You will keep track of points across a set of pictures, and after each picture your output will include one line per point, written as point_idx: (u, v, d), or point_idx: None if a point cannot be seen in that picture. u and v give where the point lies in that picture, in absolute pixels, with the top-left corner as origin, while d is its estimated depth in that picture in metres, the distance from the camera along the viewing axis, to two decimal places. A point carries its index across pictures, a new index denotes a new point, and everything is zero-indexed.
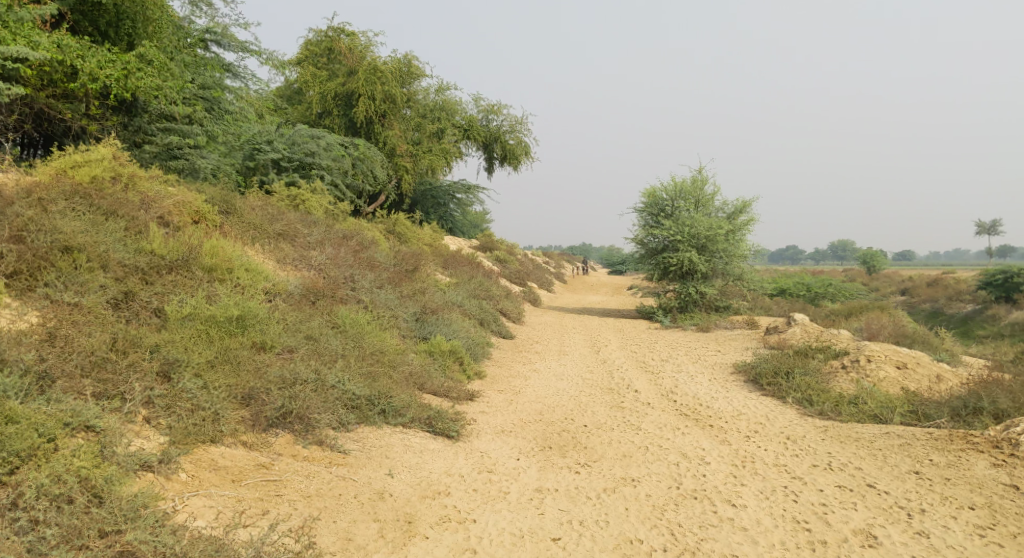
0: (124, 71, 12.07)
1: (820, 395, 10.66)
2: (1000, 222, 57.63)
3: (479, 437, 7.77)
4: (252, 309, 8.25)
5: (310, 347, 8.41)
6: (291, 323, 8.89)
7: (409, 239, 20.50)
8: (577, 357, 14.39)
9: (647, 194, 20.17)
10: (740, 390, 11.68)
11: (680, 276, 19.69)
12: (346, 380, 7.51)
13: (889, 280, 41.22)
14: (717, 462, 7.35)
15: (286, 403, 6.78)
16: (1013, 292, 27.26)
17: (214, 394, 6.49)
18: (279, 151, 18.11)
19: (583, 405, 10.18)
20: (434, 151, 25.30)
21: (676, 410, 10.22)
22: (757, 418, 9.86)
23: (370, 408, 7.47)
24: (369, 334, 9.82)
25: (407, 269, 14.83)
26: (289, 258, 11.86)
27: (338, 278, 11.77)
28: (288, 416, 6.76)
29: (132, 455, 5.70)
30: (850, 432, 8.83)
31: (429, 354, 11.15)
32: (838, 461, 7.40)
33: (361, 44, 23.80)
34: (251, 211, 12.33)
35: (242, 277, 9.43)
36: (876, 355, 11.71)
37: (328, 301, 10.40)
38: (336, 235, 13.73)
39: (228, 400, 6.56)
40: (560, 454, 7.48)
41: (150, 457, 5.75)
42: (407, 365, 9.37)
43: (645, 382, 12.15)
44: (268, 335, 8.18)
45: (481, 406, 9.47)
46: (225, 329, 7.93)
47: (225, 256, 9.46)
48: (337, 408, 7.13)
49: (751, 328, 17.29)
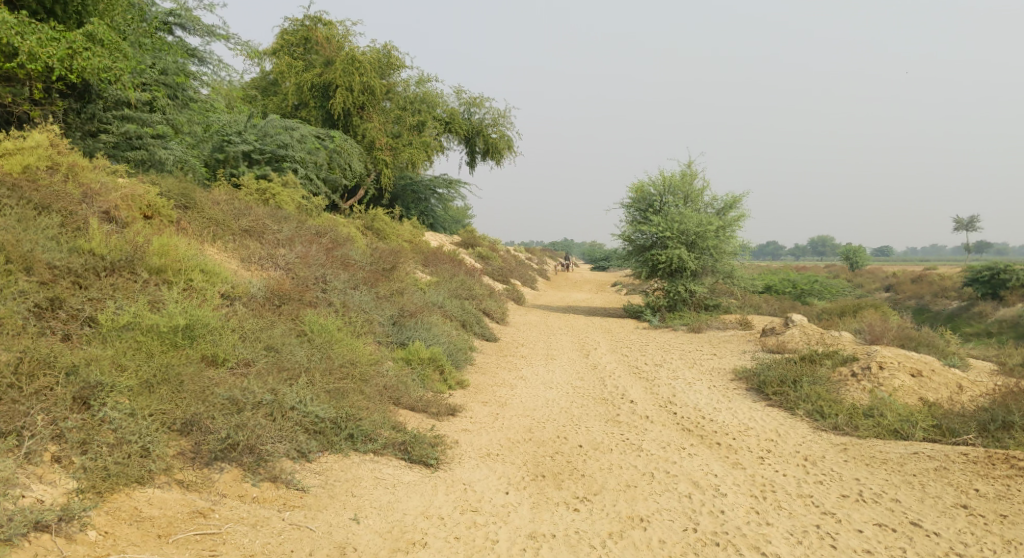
0: (70, 50, 10.94)
1: (833, 407, 9.78)
2: (978, 218, 57.42)
3: (461, 464, 6.78)
4: (202, 317, 7.23)
5: (270, 359, 7.39)
6: (250, 331, 7.86)
7: (388, 235, 19.45)
8: (566, 362, 13.45)
9: (635, 190, 19.27)
10: (743, 400, 10.77)
11: (669, 274, 18.80)
12: (308, 400, 6.48)
13: (872, 276, 40.73)
14: (735, 494, 6.43)
15: (235, 431, 5.77)
16: (1000, 289, 26.64)
17: (143, 424, 5.49)
18: (249, 142, 17.10)
19: (576, 420, 9.24)
20: (415, 145, 24.20)
21: (678, 425, 9.31)
22: (767, 435, 8.97)
23: (336, 433, 6.47)
24: (339, 342, 8.81)
25: (384, 268, 13.78)
26: (254, 257, 10.81)
27: (307, 279, 10.74)
28: (236, 447, 5.75)
29: (21, 515, 4.72)
30: (873, 452, 7.96)
31: (405, 363, 10.15)
32: (871, 490, 6.51)
33: (339, 34, 22.78)
34: (213, 205, 11.29)
35: (197, 279, 8.38)
36: (888, 362, 10.85)
37: (295, 304, 9.35)
38: (308, 231, 12.67)
39: (163, 431, 5.58)
40: (555, 484, 6.54)
41: (47, 516, 4.77)
42: (380, 378, 8.36)
43: (642, 390, 11.22)
44: (221, 347, 7.16)
45: (463, 422, 8.49)
46: (170, 341, 6.92)
47: (177, 255, 8.38)
48: (295, 435, 6.12)
49: (745, 329, 16.43)
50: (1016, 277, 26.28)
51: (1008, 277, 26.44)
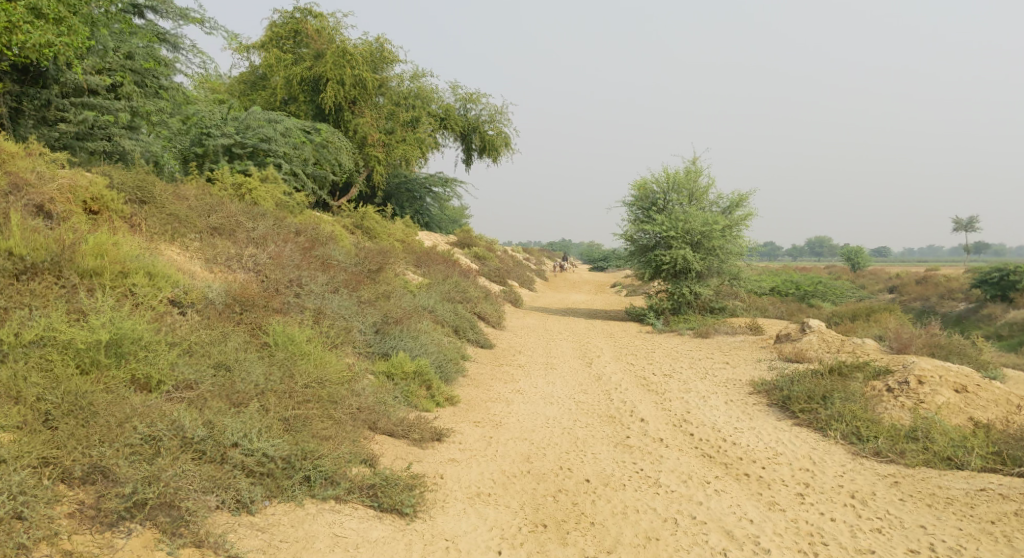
0: (8, 24, 9.67)
1: (872, 428, 8.57)
2: (977, 218, 56.28)
3: (444, 512, 5.69)
4: (131, 330, 6.00)
5: (219, 382, 6.17)
6: (199, 344, 6.68)
7: (377, 235, 18.18)
8: (567, 371, 12.20)
9: (637, 187, 18.01)
10: (767, 418, 9.55)
11: (673, 276, 17.60)
12: (255, 434, 5.41)
13: (875, 278, 39.32)
14: (780, 549, 5.61)
15: (146, 485, 4.75)
16: (1009, 291, 25.32)
17: (16, 476, 4.52)
18: (230, 135, 15.78)
19: (582, 444, 8.07)
20: (409, 141, 22.87)
21: (698, 450, 8.13)
22: (800, 462, 7.77)
23: (287, 476, 5.39)
24: (307, 357, 7.56)
25: (369, 269, 12.50)
26: (219, 257, 9.58)
27: (278, 282, 9.53)
28: (146, 505, 4.73)
29: None
30: (930, 488, 6.75)
31: (387, 379, 8.95)
32: (944, 544, 5.65)
33: (331, 26, 21.53)
34: (176, 201, 10.00)
35: (140, 284, 7.12)
36: (928, 375, 9.56)
37: (260, 310, 8.07)
38: (286, 229, 11.40)
39: (46, 486, 4.59)
40: (558, 538, 5.59)
41: None
42: (352, 398, 7.12)
43: (653, 406, 9.99)
44: (156, 368, 5.96)
45: (450, 450, 7.28)
46: (91, 362, 5.73)
47: (117, 257, 7.18)
48: (233, 482, 5.08)
49: (757, 334, 15.21)
50: None
51: (1018, 278, 25.09)
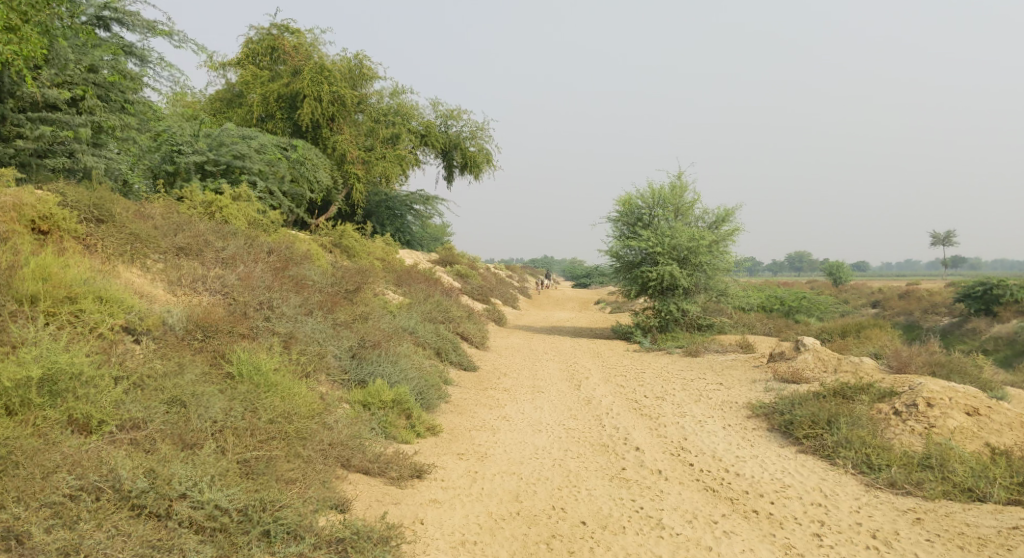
0: None
1: (884, 456, 8.02)
2: (952, 232, 56.35)
3: None
4: (70, 363, 5.36)
5: (172, 419, 5.52)
6: (153, 376, 6.01)
7: (354, 253, 17.49)
8: (556, 395, 11.55)
9: (621, 202, 17.49)
10: (770, 444, 8.96)
11: (660, 292, 17.04)
12: (207, 483, 4.95)
13: (858, 292, 39.09)
14: None
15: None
16: (993, 305, 24.96)
17: None
18: (202, 151, 15.09)
19: (577, 478, 7.44)
20: (388, 157, 22.22)
21: (701, 483, 7.54)
22: (813, 496, 7.18)
23: (242, 529, 4.90)
24: (273, 387, 6.83)
25: (346, 289, 11.79)
26: (184, 279, 8.87)
27: (246, 305, 8.84)
28: None
29: None
30: (957, 526, 6.23)
31: (362, 409, 8.27)
32: None
33: (308, 42, 20.96)
34: (138, 219, 9.24)
35: (88, 310, 6.44)
36: (937, 397, 8.99)
37: (224, 337, 7.34)
38: (256, 248, 10.69)
39: None
40: None
41: None
42: (324, 433, 6.41)
43: (648, 433, 9.35)
44: (100, 407, 5.32)
45: (432, 488, 6.61)
46: (21, 400, 5.11)
47: (63, 281, 6.47)
48: (178, 541, 4.64)
49: (748, 352, 14.67)
50: (1010, 292, 24.64)
51: (1002, 292, 24.76)
